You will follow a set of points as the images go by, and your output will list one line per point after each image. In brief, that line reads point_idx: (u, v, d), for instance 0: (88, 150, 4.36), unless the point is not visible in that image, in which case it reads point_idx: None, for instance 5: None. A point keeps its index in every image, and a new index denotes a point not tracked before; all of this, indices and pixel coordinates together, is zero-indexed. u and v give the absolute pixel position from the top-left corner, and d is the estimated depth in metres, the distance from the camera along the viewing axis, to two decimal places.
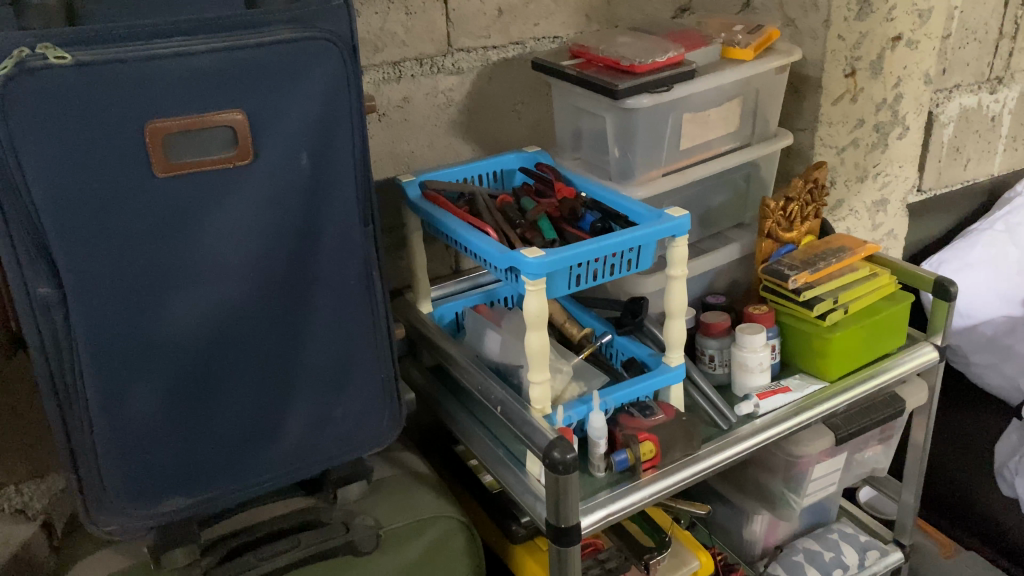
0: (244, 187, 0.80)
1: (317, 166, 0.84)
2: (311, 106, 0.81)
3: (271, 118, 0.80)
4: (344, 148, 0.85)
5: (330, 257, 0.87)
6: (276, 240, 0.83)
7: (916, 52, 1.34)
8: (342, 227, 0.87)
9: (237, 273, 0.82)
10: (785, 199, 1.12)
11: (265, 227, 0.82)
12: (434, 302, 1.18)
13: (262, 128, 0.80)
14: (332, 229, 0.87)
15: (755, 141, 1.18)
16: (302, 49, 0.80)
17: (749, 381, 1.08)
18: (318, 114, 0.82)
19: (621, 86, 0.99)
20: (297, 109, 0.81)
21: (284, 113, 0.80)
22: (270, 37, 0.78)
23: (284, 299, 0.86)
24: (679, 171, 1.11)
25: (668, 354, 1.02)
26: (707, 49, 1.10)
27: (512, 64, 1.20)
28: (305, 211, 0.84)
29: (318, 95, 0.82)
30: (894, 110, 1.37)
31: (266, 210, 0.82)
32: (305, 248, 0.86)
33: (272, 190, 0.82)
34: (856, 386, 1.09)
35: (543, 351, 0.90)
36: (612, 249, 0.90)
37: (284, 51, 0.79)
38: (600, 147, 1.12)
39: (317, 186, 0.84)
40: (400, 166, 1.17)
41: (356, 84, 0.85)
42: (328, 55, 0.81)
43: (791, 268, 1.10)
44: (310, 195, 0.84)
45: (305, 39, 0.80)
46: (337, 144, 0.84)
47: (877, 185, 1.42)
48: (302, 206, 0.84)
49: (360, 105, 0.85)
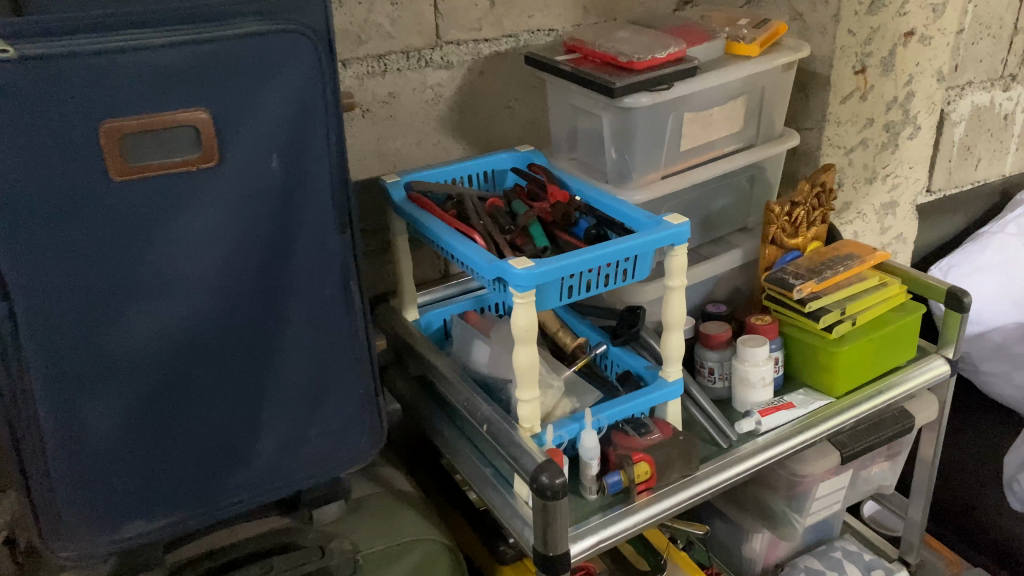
0: (211, 190, 0.75)
1: (289, 169, 0.78)
2: (283, 104, 0.76)
3: (238, 118, 0.74)
4: (319, 149, 0.79)
5: (304, 264, 0.82)
6: (245, 248, 0.78)
7: (929, 48, 1.28)
8: (318, 232, 0.81)
9: (203, 283, 0.77)
10: (790, 204, 1.06)
11: (232, 234, 0.77)
12: (420, 308, 1.13)
13: (229, 129, 0.74)
14: (306, 235, 0.81)
15: (759, 142, 1.12)
16: (272, 43, 0.74)
17: (751, 396, 1.02)
18: (290, 113, 0.76)
19: (618, 84, 0.93)
20: (268, 108, 0.75)
21: (253, 112, 0.74)
22: (237, 30, 0.72)
23: (255, 311, 0.80)
24: (679, 174, 1.05)
25: (665, 368, 0.96)
26: (712, 44, 1.04)
27: (505, 58, 1.14)
28: (277, 216, 0.79)
29: (289, 93, 0.76)
30: (905, 109, 1.31)
31: (234, 216, 0.76)
32: (277, 256, 0.80)
33: (241, 195, 0.76)
34: (864, 402, 1.03)
35: (532, 368, 0.84)
36: (607, 259, 0.84)
37: (253, 46, 0.73)
38: (597, 147, 1.06)
39: (290, 191, 0.78)
40: (386, 165, 1.11)
41: (332, 81, 0.79)
42: (301, 49, 0.75)
43: (796, 277, 1.05)
44: (282, 199, 0.78)
45: (275, 32, 0.74)
46: (311, 146, 0.79)
47: (886, 187, 1.36)
48: (273, 210, 0.78)
49: (336, 102, 0.80)
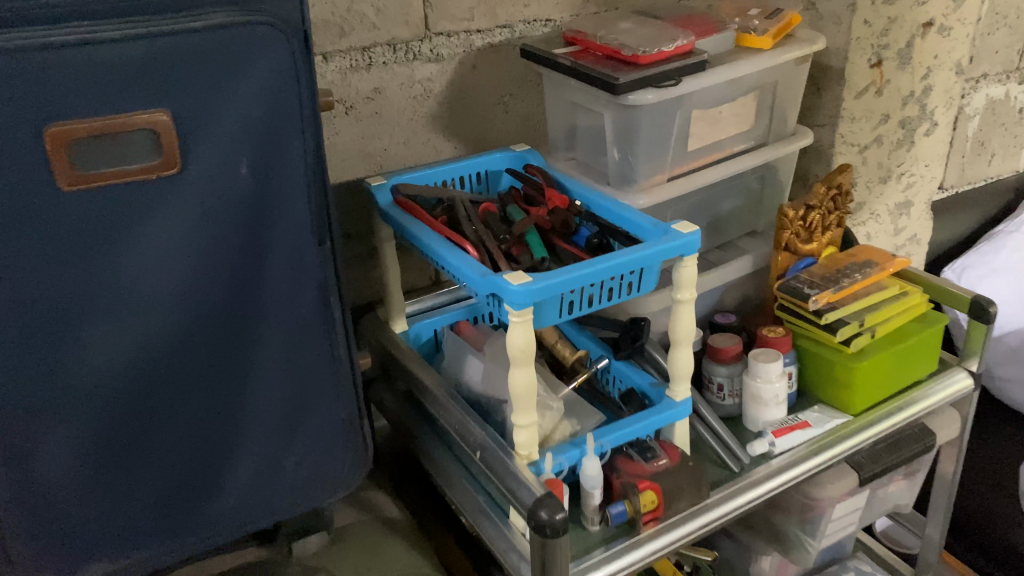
0: (173, 201, 0.67)
1: (261, 176, 0.70)
2: (253, 105, 0.68)
3: (202, 119, 0.66)
4: (294, 155, 0.72)
5: (279, 279, 0.74)
6: (211, 263, 0.71)
7: (949, 40, 1.21)
8: (294, 245, 0.74)
9: (165, 302, 0.69)
10: (805, 207, 0.99)
11: (198, 248, 0.69)
12: (409, 318, 1.06)
13: (192, 131, 0.66)
14: (281, 248, 0.74)
15: (770, 141, 1.05)
16: (240, 36, 0.66)
17: (763, 415, 0.95)
18: (261, 114, 0.69)
19: (621, 80, 0.85)
20: (235, 108, 0.67)
21: (218, 113, 0.67)
22: (199, 22, 0.65)
23: (224, 332, 0.73)
24: (686, 175, 0.98)
25: (673, 387, 0.89)
26: (722, 37, 0.96)
27: (499, 51, 1.06)
28: (248, 228, 0.71)
29: (260, 93, 0.68)
30: (922, 104, 1.24)
31: (199, 228, 0.69)
32: (249, 271, 0.73)
33: (206, 205, 0.69)
34: (883, 420, 0.97)
35: (530, 391, 0.77)
36: (612, 273, 0.77)
37: (217, 39, 0.65)
38: (598, 147, 0.98)
39: (261, 199, 0.71)
40: (372, 166, 1.03)
41: (308, 79, 0.71)
42: (272, 44, 0.68)
43: (811, 287, 0.98)
44: (253, 209, 0.71)
45: (243, 24, 0.66)
46: (285, 150, 0.71)
47: (900, 186, 1.29)
48: (244, 222, 0.71)
49: (313, 103, 0.72)
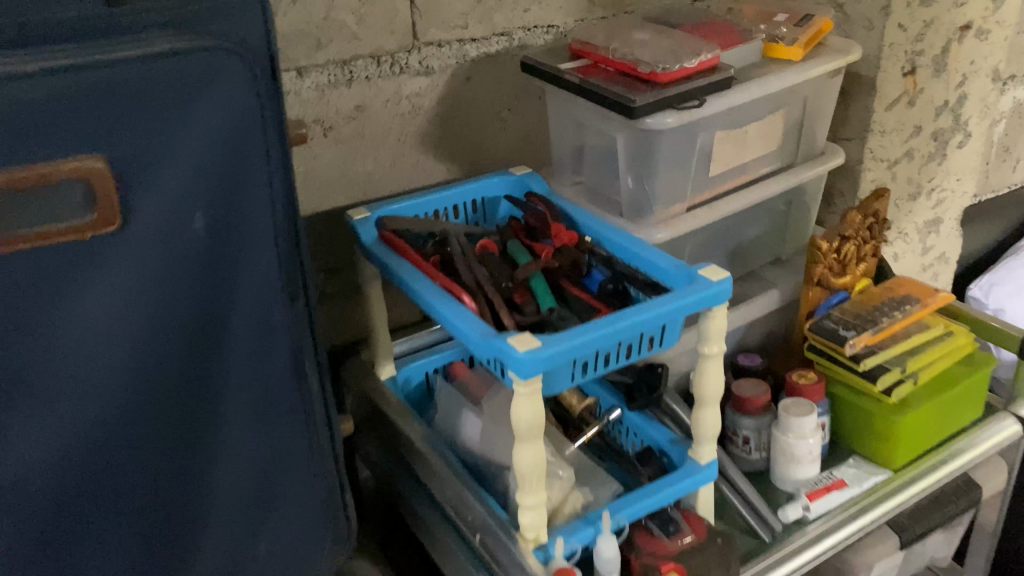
0: (111, 263, 0.55)
1: (219, 226, 0.59)
2: (207, 146, 0.57)
3: (146, 163, 0.55)
4: (258, 202, 0.60)
5: (243, 347, 0.63)
6: (160, 329, 0.59)
7: (986, 44, 1.10)
8: (260, 307, 0.63)
9: (105, 385, 0.57)
10: (839, 238, 0.89)
11: (144, 311, 0.58)
12: (398, 361, 0.95)
13: (133, 177, 0.55)
14: (242, 312, 0.62)
15: (798, 161, 0.94)
16: (193, 65, 0.55)
17: (794, 473, 0.86)
18: (217, 154, 0.57)
19: (639, 102, 0.74)
20: (186, 148, 0.56)
21: (165, 154, 0.56)
22: (142, 50, 0.53)
23: (179, 408, 0.61)
24: (708, 204, 0.87)
25: (697, 448, 0.79)
26: (749, 47, 0.85)
27: (496, 61, 0.95)
28: (204, 290, 0.60)
29: (215, 132, 0.57)
30: (956, 114, 1.13)
31: (144, 289, 0.57)
32: (206, 339, 0.61)
33: (153, 261, 0.57)
34: (926, 476, 0.87)
35: (537, 468, 0.67)
36: (632, 332, 0.66)
37: (164, 69, 0.54)
38: (609, 171, 0.87)
39: (219, 253, 0.60)
40: (355, 192, 0.92)
41: (274, 112, 0.60)
42: (232, 73, 0.56)
43: (846, 328, 0.88)
44: (209, 268, 0.60)
45: (196, 52, 0.55)
46: (248, 195, 0.60)
47: (930, 203, 1.19)
48: (199, 283, 0.60)
49: (279, 140, 0.61)
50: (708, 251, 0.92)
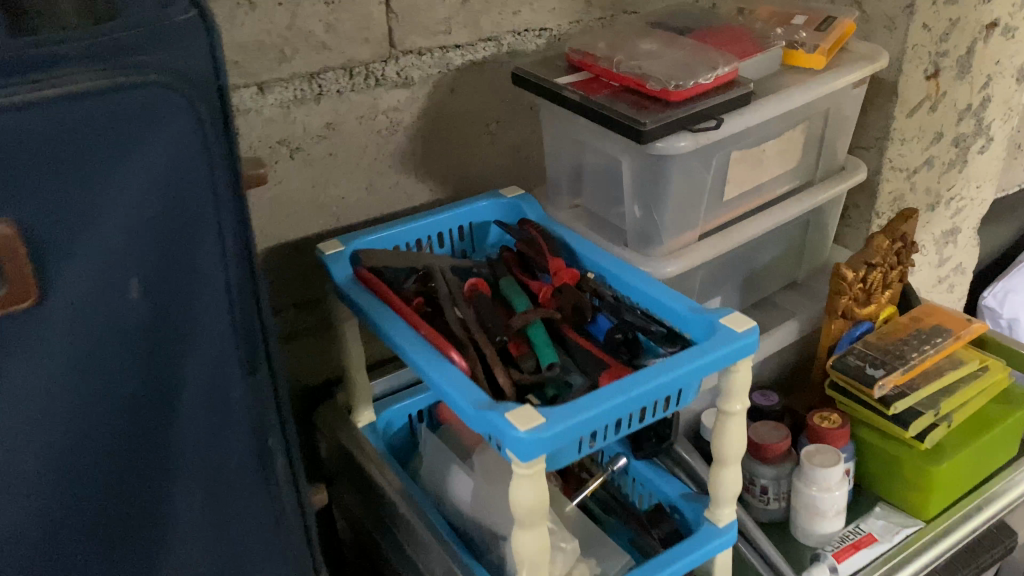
0: (16, 360, 0.41)
1: (160, 300, 0.45)
2: (143, 200, 0.43)
3: (62, 230, 0.41)
4: (211, 267, 0.47)
5: (199, 447, 0.49)
6: (88, 438, 0.44)
7: (1012, 43, 1.02)
8: (219, 396, 0.49)
9: (19, 517, 0.43)
10: (866, 266, 0.81)
11: (66, 417, 0.43)
12: (378, 404, 0.86)
13: (44, 248, 0.40)
14: (195, 405, 0.48)
15: (817, 179, 0.86)
16: (125, 103, 0.41)
17: (818, 528, 0.78)
18: (158, 210, 0.44)
19: (649, 126, 0.65)
20: (116, 206, 0.42)
21: (90, 217, 0.42)
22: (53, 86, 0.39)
23: (113, 533, 0.47)
24: (722, 230, 0.78)
25: (715, 510, 0.71)
26: (766, 57, 0.76)
27: (483, 69, 0.85)
28: (145, 383, 0.46)
29: (154, 184, 0.43)
30: (978, 118, 1.05)
31: (63, 389, 0.43)
32: (150, 446, 0.47)
33: (74, 354, 0.43)
34: (960, 526, 0.79)
35: (541, 555, 0.58)
36: (649, 398, 0.58)
37: (83, 106, 0.40)
38: (612, 195, 0.78)
39: (162, 334, 0.46)
40: (327, 219, 0.82)
41: (224, 154, 0.47)
42: (173, 110, 0.43)
43: (874, 366, 0.80)
44: (152, 354, 0.46)
45: (129, 85, 0.41)
46: (197, 258, 0.47)
47: (949, 212, 1.11)
48: (137, 376, 0.45)
49: (232, 189, 0.48)
50: (721, 279, 0.83)
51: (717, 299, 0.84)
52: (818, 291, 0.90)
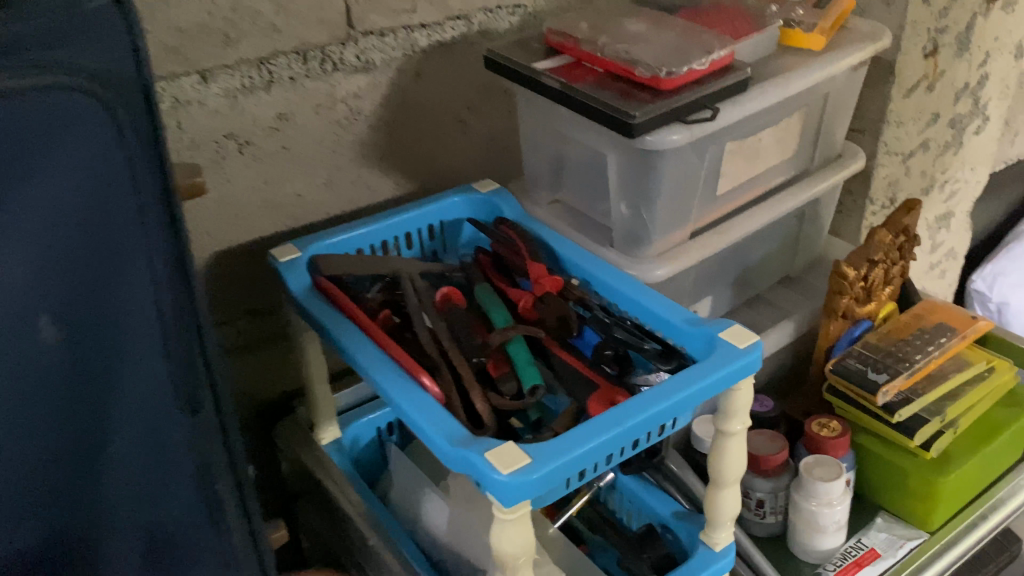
0: None
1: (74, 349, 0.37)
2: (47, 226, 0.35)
3: None
4: (141, 309, 0.38)
5: (132, 529, 0.40)
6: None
7: (1012, 17, 0.96)
8: (156, 467, 0.40)
9: None
10: (867, 263, 0.75)
11: None
12: (343, 417, 0.79)
13: None
14: (126, 475, 0.39)
15: (813, 169, 0.80)
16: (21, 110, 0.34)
17: (817, 544, 0.73)
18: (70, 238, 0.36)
19: (639, 118, 0.59)
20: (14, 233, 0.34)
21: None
22: None
23: None
24: (715, 227, 0.72)
25: (712, 534, 0.66)
26: (762, 38, 0.70)
27: (452, 51, 0.78)
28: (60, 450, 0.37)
29: (61, 209, 0.35)
30: (976, 97, 0.99)
31: None
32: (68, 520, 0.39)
33: None
34: (966, 537, 0.75)
35: None
36: (645, 428, 0.52)
37: None
38: (595, 190, 0.72)
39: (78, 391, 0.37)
40: (282, 218, 0.75)
41: (149, 168, 0.38)
42: (86, 121, 0.35)
43: (875, 370, 0.75)
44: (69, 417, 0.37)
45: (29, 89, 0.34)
46: (125, 298, 0.38)
47: (942, 196, 1.06)
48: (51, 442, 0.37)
49: (164, 211, 0.39)
50: (713, 278, 0.77)
51: (708, 299, 0.78)
52: (813, 287, 0.85)
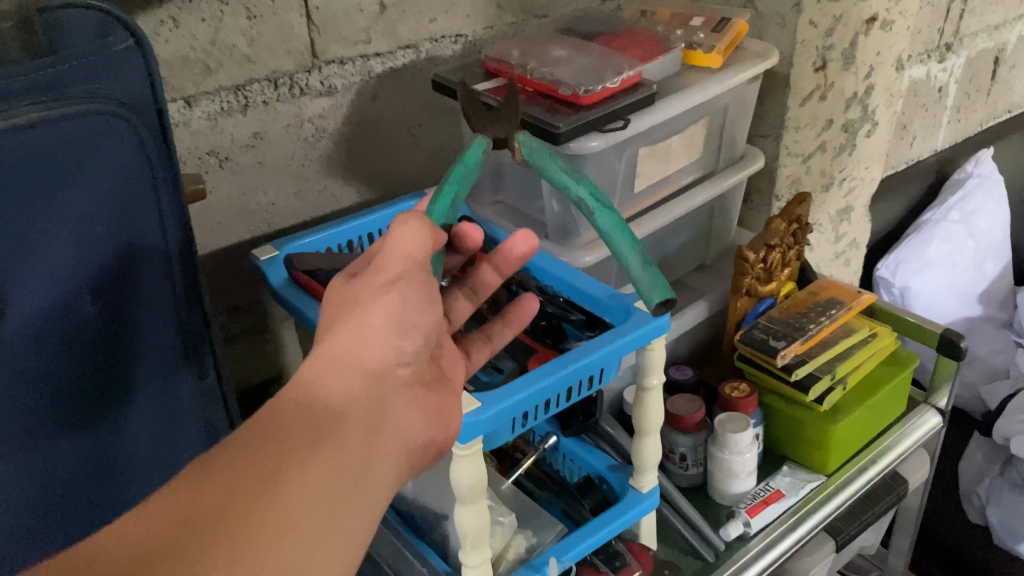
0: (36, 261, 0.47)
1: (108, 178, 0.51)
2: (107, 179, 0.50)
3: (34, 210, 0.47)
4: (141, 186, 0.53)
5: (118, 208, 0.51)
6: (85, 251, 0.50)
7: (891, 35, 1.10)
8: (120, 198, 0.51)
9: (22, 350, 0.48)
10: (766, 247, 0.88)
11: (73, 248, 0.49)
12: None
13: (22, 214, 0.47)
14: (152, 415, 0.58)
15: (719, 169, 0.93)
16: (82, 133, 0.48)
17: (733, 488, 0.85)
18: (112, 180, 0.51)
19: (563, 128, 0.71)
20: (82, 200, 0.49)
21: (62, 204, 0.48)
22: (35, 115, 0.46)
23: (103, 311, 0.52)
24: (635, 220, 0.84)
25: (638, 477, 0.77)
26: (667, 59, 0.83)
27: (404, 74, 0.90)
28: (86, 382, 0.52)
29: (107, 184, 0.50)
30: (865, 105, 1.14)
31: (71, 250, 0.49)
32: (102, 480, 0.56)
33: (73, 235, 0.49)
34: (857, 479, 0.88)
35: (482, 527, 0.63)
36: (573, 377, 0.63)
37: (60, 140, 0.47)
38: (530, 193, 0.84)
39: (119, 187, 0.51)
40: (256, 226, 0.85)
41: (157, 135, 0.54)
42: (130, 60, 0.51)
43: (776, 337, 0.87)
44: (112, 363, 0.54)
45: (82, 119, 0.48)
46: (135, 176, 0.52)
47: (842, 192, 1.20)
48: (65, 373, 0.50)
49: (178, 216, 0.57)
50: None
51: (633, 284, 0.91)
52: (723, 272, 0.98)
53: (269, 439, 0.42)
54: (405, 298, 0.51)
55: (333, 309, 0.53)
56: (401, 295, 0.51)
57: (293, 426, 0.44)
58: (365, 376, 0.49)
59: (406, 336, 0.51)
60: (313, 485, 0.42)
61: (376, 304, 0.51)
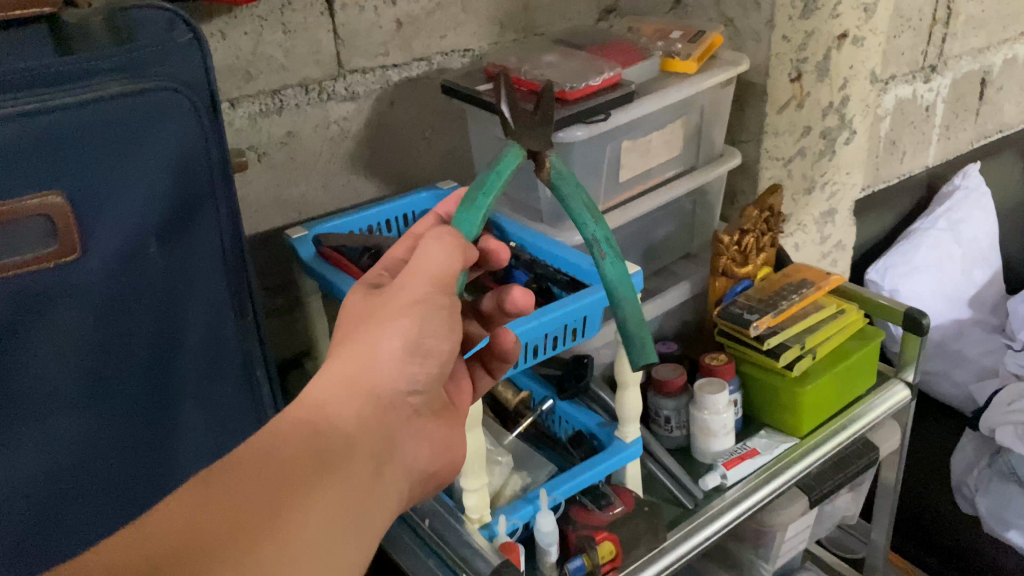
0: (113, 213, 0.59)
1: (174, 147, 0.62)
2: (172, 149, 0.62)
3: (111, 168, 0.58)
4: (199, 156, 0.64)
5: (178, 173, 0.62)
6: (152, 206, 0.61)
7: (863, 50, 1.21)
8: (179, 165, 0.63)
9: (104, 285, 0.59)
10: (740, 231, 0.99)
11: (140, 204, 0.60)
12: None
13: (101, 172, 0.58)
14: (203, 355, 0.67)
15: (699, 164, 1.03)
16: (148, 107, 0.60)
17: (712, 445, 0.94)
18: (177, 150, 0.62)
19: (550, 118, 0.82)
20: (149, 162, 0.60)
21: (133, 166, 0.60)
22: (112, 91, 0.58)
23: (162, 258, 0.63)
24: (621, 206, 0.95)
25: (623, 428, 0.86)
26: (646, 64, 0.95)
27: (418, 84, 1.03)
28: (146, 328, 0.62)
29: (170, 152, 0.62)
30: (841, 113, 1.24)
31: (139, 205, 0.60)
32: (162, 413, 0.65)
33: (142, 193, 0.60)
34: (829, 439, 0.96)
35: (479, 453, 0.74)
36: (556, 324, 0.74)
37: (130, 111, 0.59)
38: (526, 182, 0.95)
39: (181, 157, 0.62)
40: (289, 215, 0.97)
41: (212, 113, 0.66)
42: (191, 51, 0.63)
43: (750, 311, 0.97)
44: (168, 306, 0.64)
45: (148, 94, 0.60)
46: (195, 147, 0.64)
47: (824, 195, 1.31)
48: (130, 314, 0.61)
49: (226, 189, 0.68)
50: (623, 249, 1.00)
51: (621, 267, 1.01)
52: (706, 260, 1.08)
53: (273, 462, 0.45)
54: (424, 323, 0.55)
55: (348, 322, 0.56)
56: (419, 320, 0.55)
57: (296, 451, 0.47)
58: (369, 397, 0.53)
59: (421, 363, 0.56)
60: (311, 512, 0.45)
61: (395, 327, 0.54)
